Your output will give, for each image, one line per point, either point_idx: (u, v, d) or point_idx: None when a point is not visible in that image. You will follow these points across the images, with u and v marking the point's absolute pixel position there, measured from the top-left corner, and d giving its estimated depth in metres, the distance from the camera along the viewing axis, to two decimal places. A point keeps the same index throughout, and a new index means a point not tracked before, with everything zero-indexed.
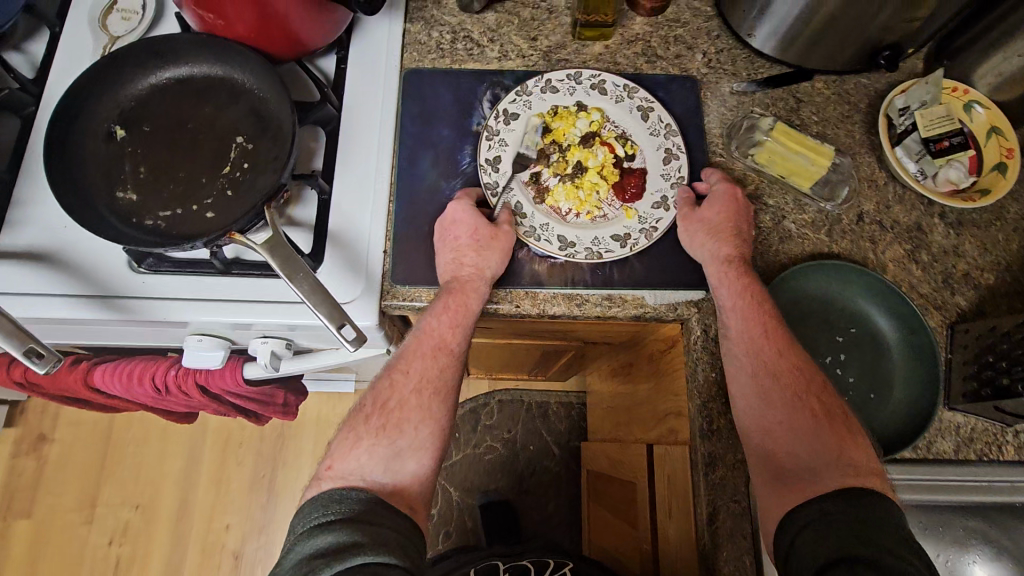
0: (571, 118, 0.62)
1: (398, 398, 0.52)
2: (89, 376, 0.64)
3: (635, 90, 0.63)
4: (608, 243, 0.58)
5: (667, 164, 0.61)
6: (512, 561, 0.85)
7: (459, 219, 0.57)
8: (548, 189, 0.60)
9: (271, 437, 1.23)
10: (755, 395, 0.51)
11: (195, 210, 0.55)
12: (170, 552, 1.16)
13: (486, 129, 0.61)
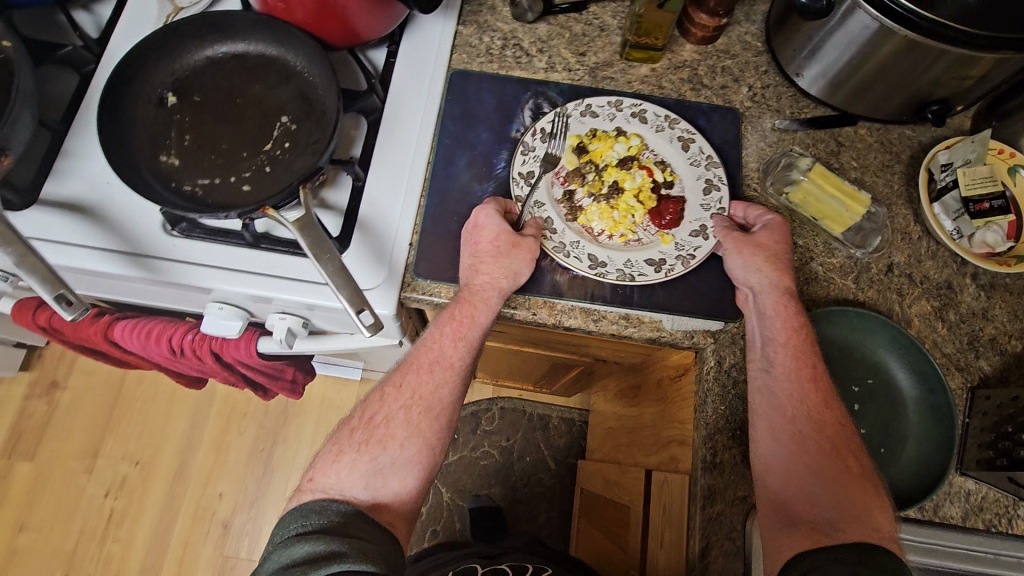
0: (609, 141, 0.62)
1: (385, 414, 0.54)
2: (110, 330, 0.66)
3: (676, 121, 0.63)
4: (642, 266, 0.57)
5: (707, 194, 0.60)
6: (490, 564, 0.85)
7: (483, 223, 0.57)
8: (581, 208, 0.60)
9: (274, 413, 1.25)
10: (786, 441, 0.50)
11: (233, 181, 0.56)
12: (161, 513, 1.18)
13: (521, 144, 0.61)
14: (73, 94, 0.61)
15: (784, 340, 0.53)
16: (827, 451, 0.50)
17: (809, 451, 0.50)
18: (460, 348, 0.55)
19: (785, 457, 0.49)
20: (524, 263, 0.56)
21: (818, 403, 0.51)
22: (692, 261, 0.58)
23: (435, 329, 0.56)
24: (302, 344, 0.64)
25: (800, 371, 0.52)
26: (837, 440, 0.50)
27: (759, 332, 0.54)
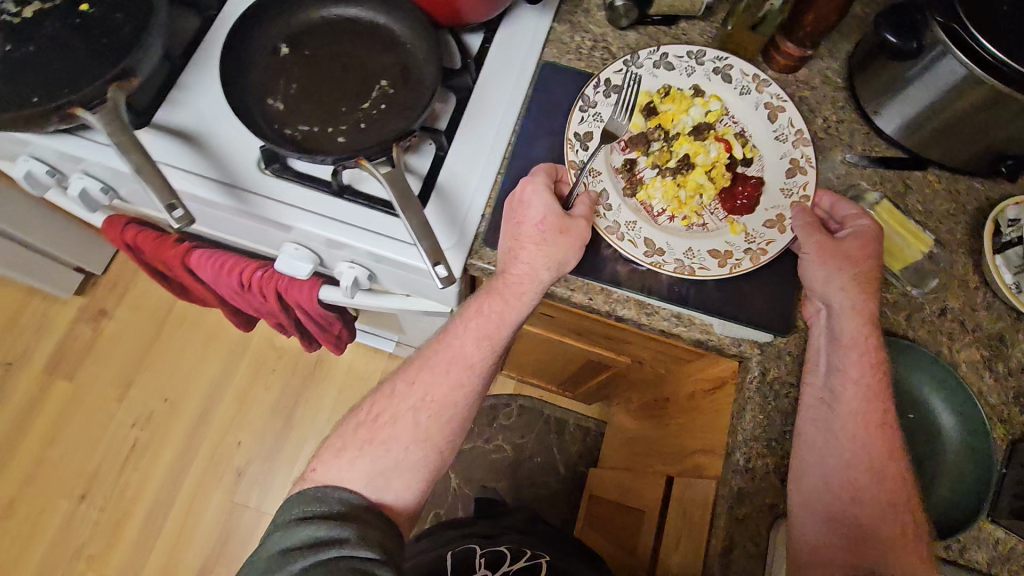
0: (684, 103, 0.64)
1: (392, 414, 0.59)
2: (187, 257, 0.70)
3: (766, 84, 0.64)
4: (704, 258, 0.59)
5: (790, 177, 0.61)
6: (488, 546, 0.84)
7: (528, 200, 0.58)
8: (643, 180, 0.62)
9: (301, 374, 1.28)
10: (841, 487, 0.53)
11: (330, 132, 0.60)
12: (181, 450, 1.22)
13: (582, 101, 0.62)
14: (195, 31, 0.66)
15: (862, 380, 0.54)
16: (886, 501, 0.52)
17: (864, 497, 0.53)
18: (480, 349, 0.59)
19: (837, 502, 0.53)
20: (570, 253, 0.57)
21: (885, 453, 0.53)
22: (762, 256, 0.58)
23: (456, 329, 0.59)
24: (363, 297, 0.69)
25: (877, 420, 0.53)
26: (898, 492, 0.52)
27: (825, 363, 0.56)
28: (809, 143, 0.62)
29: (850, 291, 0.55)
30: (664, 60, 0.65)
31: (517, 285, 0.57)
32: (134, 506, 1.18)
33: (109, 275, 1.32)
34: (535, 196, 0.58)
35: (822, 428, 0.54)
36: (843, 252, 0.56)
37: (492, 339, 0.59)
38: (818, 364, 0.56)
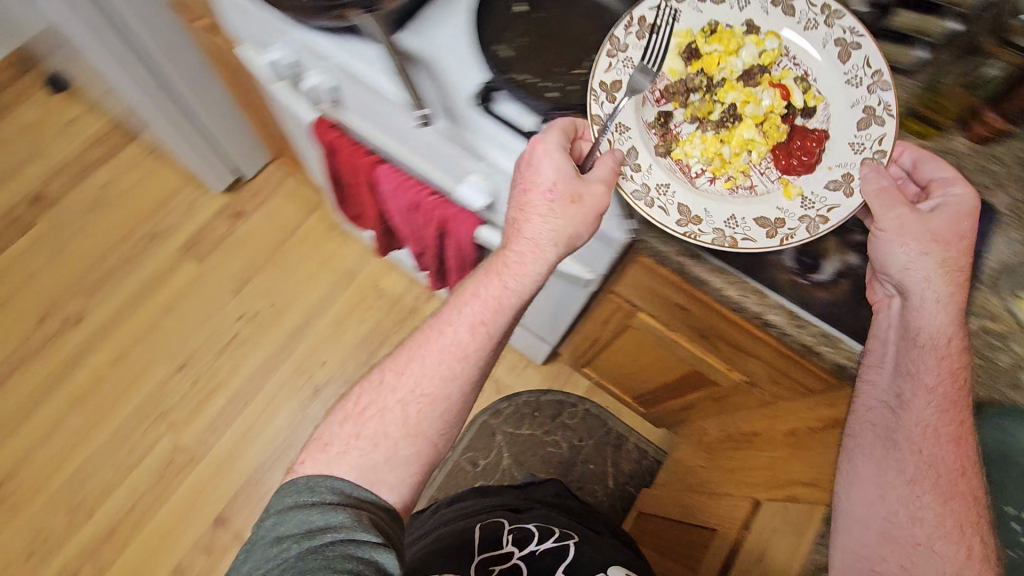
0: (730, 42, 0.59)
1: (381, 405, 0.62)
2: (375, 168, 0.79)
3: (839, 15, 0.55)
4: (752, 225, 0.57)
5: (862, 130, 0.57)
6: (518, 520, 0.90)
7: (540, 164, 0.58)
8: (679, 137, 0.60)
9: (393, 316, 1.35)
10: (901, 501, 0.55)
11: (544, 87, 0.65)
12: (272, 354, 1.31)
13: (611, 43, 0.57)
14: None
15: (936, 388, 0.55)
16: (953, 523, 0.53)
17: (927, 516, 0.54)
18: (476, 336, 0.62)
19: (893, 517, 0.55)
20: (583, 222, 0.59)
21: (956, 470, 0.54)
22: (821, 225, 0.56)
23: (450, 315, 0.63)
24: None
25: (953, 434, 0.54)
26: (965, 514, 0.53)
27: (892, 359, 0.57)
28: (888, 86, 0.55)
29: (935, 279, 0.55)
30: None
31: (518, 264, 0.61)
32: (220, 388, 1.27)
33: (254, 183, 1.45)
34: (545, 156, 0.57)
35: (882, 433, 0.57)
36: (930, 230, 0.56)
37: (487, 325, 0.62)
38: (886, 361, 0.57)
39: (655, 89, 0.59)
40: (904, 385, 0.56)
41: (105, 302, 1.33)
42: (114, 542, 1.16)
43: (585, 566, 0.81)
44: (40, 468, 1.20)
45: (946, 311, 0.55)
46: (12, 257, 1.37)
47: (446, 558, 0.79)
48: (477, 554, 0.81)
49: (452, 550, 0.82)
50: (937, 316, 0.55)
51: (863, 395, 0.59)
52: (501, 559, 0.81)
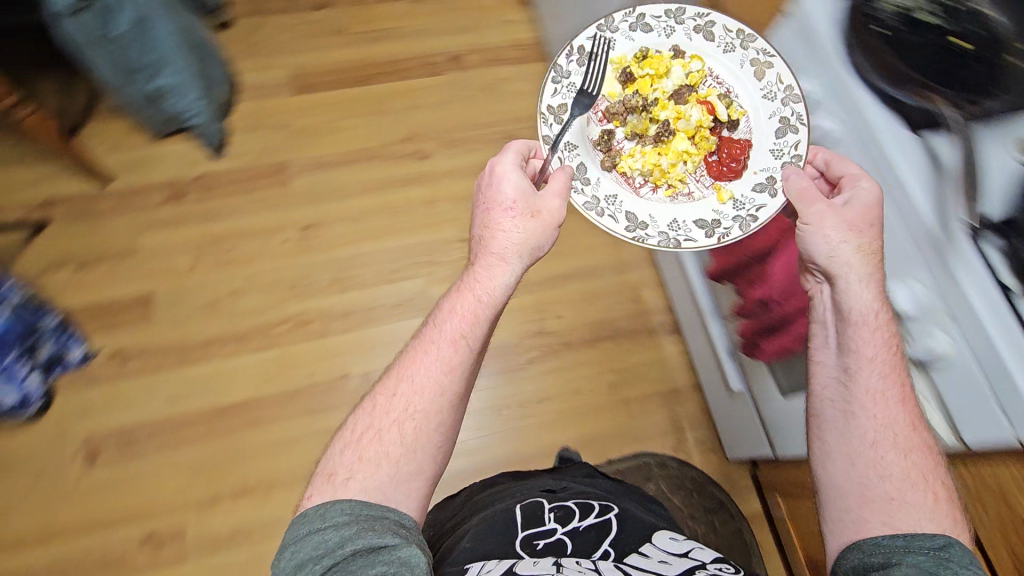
0: (661, 66, 0.78)
1: (376, 430, 0.69)
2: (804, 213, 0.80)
3: (750, 39, 0.70)
4: (690, 230, 0.75)
5: (781, 139, 0.72)
6: (558, 500, 0.91)
7: (507, 185, 0.74)
8: (621, 152, 0.80)
9: (633, 324, 1.42)
10: (867, 464, 0.64)
11: None
12: (528, 279, 1.44)
13: (555, 72, 0.77)
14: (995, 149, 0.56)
15: (876, 357, 0.64)
16: (916, 473, 0.61)
17: (892, 473, 0.62)
18: (456, 348, 0.72)
19: (863, 482, 0.64)
20: (546, 234, 0.75)
21: (908, 425, 0.63)
22: (750, 223, 0.73)
23: (432, 334, 0.74)
24: None
25: (891, 395, 0.64)
26: (928, 463, 0.61)
27: (835, 339, 0.68)
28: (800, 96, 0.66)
29: (855, 264, 0.64)
30: (642, 23, 0.77)
31: (490, 280, 0.74)
32: None
33: None
34: (505, 177, 0.74)
35: (838, 406, 0.67)
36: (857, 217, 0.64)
37: (462, 339, 0.73)
38: (830, 342, 0.69)
39: (599, 106, 0.80)
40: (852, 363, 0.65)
41: (450, 158, 1.57)
42: (345, 321, 1.38)
43: (630, 540, 0.82)
44: (339, 238, 1.47)
45: (871, 287, 0.64)
46: (416, 87, 1.66)
47: (491, 538, 0.81)
48: (521, 533, 0.83)
49: (498, 522, 0.85)
50: (862, 295, 0.64)
51: (819, 375, 0.69)
52: (546, 534, 0.83)
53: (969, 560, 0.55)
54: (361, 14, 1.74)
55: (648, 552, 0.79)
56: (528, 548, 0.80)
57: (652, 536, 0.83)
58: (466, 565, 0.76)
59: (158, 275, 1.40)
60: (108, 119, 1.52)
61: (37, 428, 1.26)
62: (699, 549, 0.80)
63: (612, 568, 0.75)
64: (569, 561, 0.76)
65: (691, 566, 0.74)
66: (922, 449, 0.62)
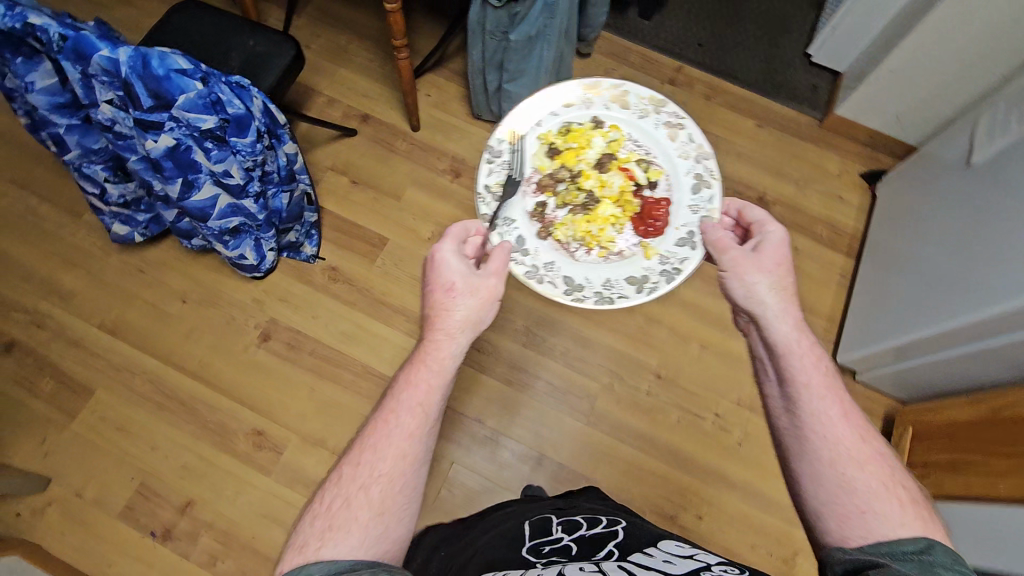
0: (584, 139, 0.90)
1: (344, 498, 0.70)
2: None
3: (661, 106, 0.89)
4: (618, 290, 0.85)
5: (699, 191, 0.87)
6: (565, 517, 0.97)
7: (448, 276, 0.79)
8: (555, 220, 0.88)
9: None
10: (832, 482, 0.70)
11: None
12: (694, 459, 1.31)
13: (488, 155, 0.88)
14: None
15: (807, 382, 0.74)
16: (876, 481, 0.68)
17: (856, 492, 0.68)
18: (411, 415, 0.75)
19: (841, 504, 0.68)
20: (485, 308, 0.80)
21: (856, 438, 0.71)
22: (674, 276, 0.84)
23: (393, 403, 0.76)
24: None
25: (830, 413, 0.72)
26: (882, 471, 0.70)
27: (774, 374, 0.78)
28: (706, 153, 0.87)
29: (770, 300, 0.78)
30: (561, 99, 0.91)
31: (440, 353, 0.78)
32: (651, 422, 1.34)
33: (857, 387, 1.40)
34: (447, 264, 0.79)
35: (793, 433, 0.74)
36: (771, 256, 0.79)
37: (420, 409, 0.76)
38: (770, 375, 0.79)
39: (532, 179, 0.89)
40: (794, 394, 0.75)
41: (700, 290, 1.44)
42: (511, 374, 1.38)
43: (637, 543, 0.86)
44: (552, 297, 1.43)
45: (789, 323, 0.77)
46: None
47: (499, 551, 0.89)
48: (529, 544, 0.89)
49: (509, 539, 0.92)
50: (784, 328, 0.77)
51: (772, 406, 0.78)
52: (553, 541, 0.88)
53: (950, 557, 0.59)
54: (705, 109, 1.72)
55: (653, 553, 0.83)
56: (533, 554, 0.86)
57: (655, 543, 0.87)
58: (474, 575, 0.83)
59: (400, 229, 1.49)
60: (448, 79, 1.63)
61: (245, 286, 1.41)
62: (703, 555, 0.82)
63: (614, 565, 0.78)
64: (572, 570, 0.78)
65: (695, 567, 0.76)
66: (873, 463, 0.70)
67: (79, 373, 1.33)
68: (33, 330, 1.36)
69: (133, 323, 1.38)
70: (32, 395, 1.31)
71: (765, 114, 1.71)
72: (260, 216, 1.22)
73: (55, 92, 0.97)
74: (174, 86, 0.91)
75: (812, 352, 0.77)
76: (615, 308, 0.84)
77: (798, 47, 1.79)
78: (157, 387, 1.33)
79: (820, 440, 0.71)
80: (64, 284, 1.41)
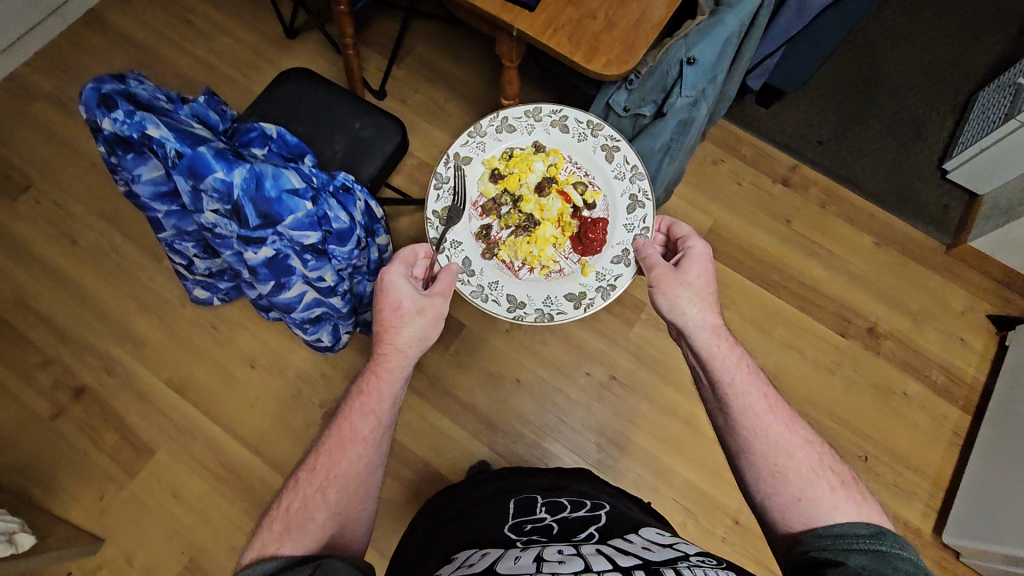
0: (525, 164, 1.02)
1: (302, 499, 0.74)
2: None
3: (598, 129, 1.00)
4: (560, 305, 0.97)
5: (633, 212, 0.98)
6: (549, 495, 0.96)
7: (397, 295, 0.86)
8: (500, 242, 1.02)
9: None
10: (770, 477, 0.73)
11: None
12: None
13: (435, 178, 0.98)
14: None
15: (732, 384, 0.80)
16: (805, 467, 0.73)
17: (788, 482, 0.72)
18: (366, 422, 0.81)
19: (784, 498, 0.71)
20: (430, 326, 0.87)
21: (783, 428, 0.76)
22: (608, 292, 0.96)
23: (347, 411, 0.82)
24: None
25: (754, 405, 0.78)
26: (810, 457, 0.74)
27: (705, 383, 0.84)
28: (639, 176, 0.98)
29: (691, 312, 0.86)
30: (506, 128, 1.02)
31: (391, 367, 0.85)
32: None
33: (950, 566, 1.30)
34: (396, 285, 0.86)
35: (728, 428, 0.79)
36: (692, 271, 0.87)
37: (372, 412, 0.81)
38: (703, 382, 0.84)
39: (478, 203, 1.02)
40: (723, 396, 0.80)
41: None
42: None
43: (617, 530, 0.81)
44: (630, 415, 1.38)
45: (708, 331, 0.85)
46: (810, 332, 1.46)
47: (481, 528, 0.86)
48: (511, 521, 0.86)
49: (491, 521, 0.88)
50: (706, 338, 0.84)
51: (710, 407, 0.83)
52: (535, 521, 0.85)
53: (897, 539, 0.63)
54: (819, 217, 1.57)
55: (633, 539, 0.78)
56: (515, 531, 0.83)
57: (636, 530, 0.82)
58: (454, 555, 0.80)
59: (481, 318, 1.43)
60: None
61: (314, 360, 1.37)
62: (682, 543, 0.76)
63: (593, 549, 0.72)
64: (550, 552, 0.71)
65: (673, 553, 0.71)
66: (801, 451, 0.74)
67: (142, 429, 1.31)
68: (103, 378, 1.35)
69: (200, 384, 1.35)
70: (94, 448, 1.30)
71: (885, 230, 1.56)
72: (344, 309, 1.15)
73: (160, 182, 0.92)
74: (285, 207, 0.85)
75: (732, 353, 0.84)
76: (555, 323, 0.96)
77: (930, 158, 1.63)
78: (216, 456, 1.30)
79: (752, 435, 0.76)
80: (136, 331, 1.39)
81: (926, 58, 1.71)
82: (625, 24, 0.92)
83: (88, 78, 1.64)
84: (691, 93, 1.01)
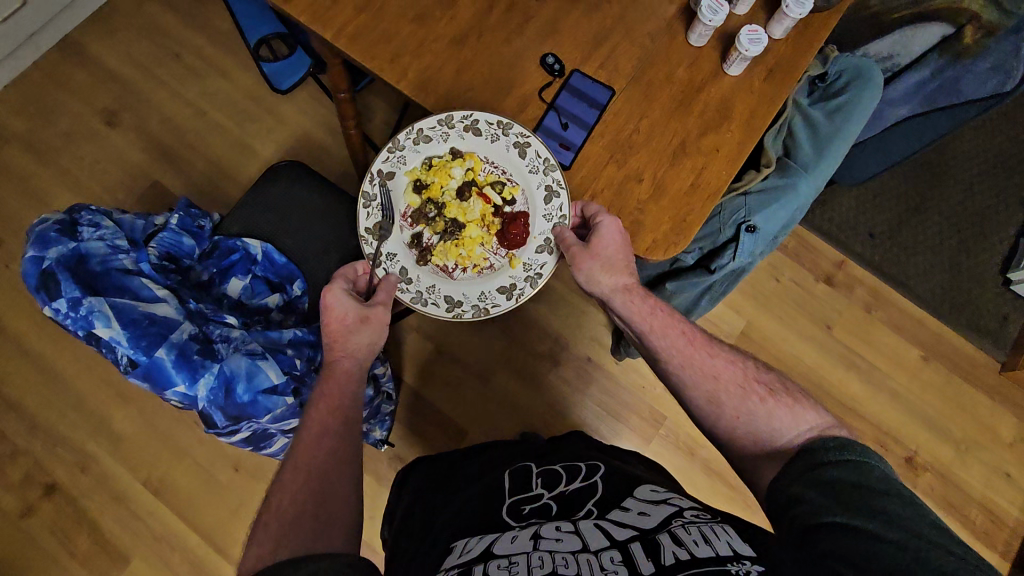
0: (445, 171, 0.79)
1: (281, 498, 0.63)
2: None
3: (507, 127, 0.76)
4: (493, 296, 0.80)
5: (550, 203, 0.77)
6: (544, 464, 0.82)
7: (339, 306, 0.74)
8: (429, 248, 0.81)
9: None
10: (714, 408, 0.70)
11: None
12: None
13: (363, 198, 0.77)
14: None
15: (650, 332, 0.76)
16: (736, 383, 0.70)
17: (723, 406, 0.70)
18: (329, 416, 0.71)
19: (730, 425, 0.69)
20: (380, 335, 0.77)
21: (704, 356, 0.73)
22: (539, 282, 0.79)
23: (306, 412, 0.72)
24: None
25: (676, 344, 0.75)
26: (737, 374, 0.72)
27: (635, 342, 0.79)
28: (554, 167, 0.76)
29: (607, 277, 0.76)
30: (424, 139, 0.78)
31: (348, 375, 0.74)
32: None
33: None
34: (336, 303, 0.74)
35: (667, 373, 0.75)
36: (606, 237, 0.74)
37: (337, 408, 0.71)
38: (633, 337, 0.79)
39: (405, 214, 0.81)
40: (651, 345, 0.76)
41: None
42: None
43: (617, 493, 0.71)
44: None
45: (626, 287, 0.77)
46: None
47: (474, 511, 0.72)
48: (506, 501, 0.73)
49: (485, 496, 0.75)
50: (622, 300, 0.77)
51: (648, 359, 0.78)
52: (533, 500, 0.73)
53: (860, 448, 0.57)
54: (863, 323, 1.42)
55: (628, 504, 0.67)
56: (512, 514, 0.70)
57: (631, 490, 0.71)
58: (451, 543, 0.68)
59: (485, 425, 1.33)
60: None
61: None
62: (679, 498, 0.68)
63: (591, 526, 0.64)
64: (548, 530, 0.64)
65: (670, 515, 0.62)
66: (727, 371, 0.72)
67: (118, 536, 1.24)
68: (76, 475, 1.26)
69: (179, 487, 1.26)
70: (66, 552, 1.22)
71: (936, 343, 1.42)
72: None
73: None
74: (260, 408, 0.74)
75: (651, 302, 0.78)
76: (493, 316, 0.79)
77: (993, 261, 1.47)
78: (196, 569, 1.23)
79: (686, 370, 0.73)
80: (113, 423, 1.29)
81: (1004, 138, 1.52)
82: (678, 190, 0.76)
83: (64, 118, 1.48)
84: (746, 258, 0.86)
